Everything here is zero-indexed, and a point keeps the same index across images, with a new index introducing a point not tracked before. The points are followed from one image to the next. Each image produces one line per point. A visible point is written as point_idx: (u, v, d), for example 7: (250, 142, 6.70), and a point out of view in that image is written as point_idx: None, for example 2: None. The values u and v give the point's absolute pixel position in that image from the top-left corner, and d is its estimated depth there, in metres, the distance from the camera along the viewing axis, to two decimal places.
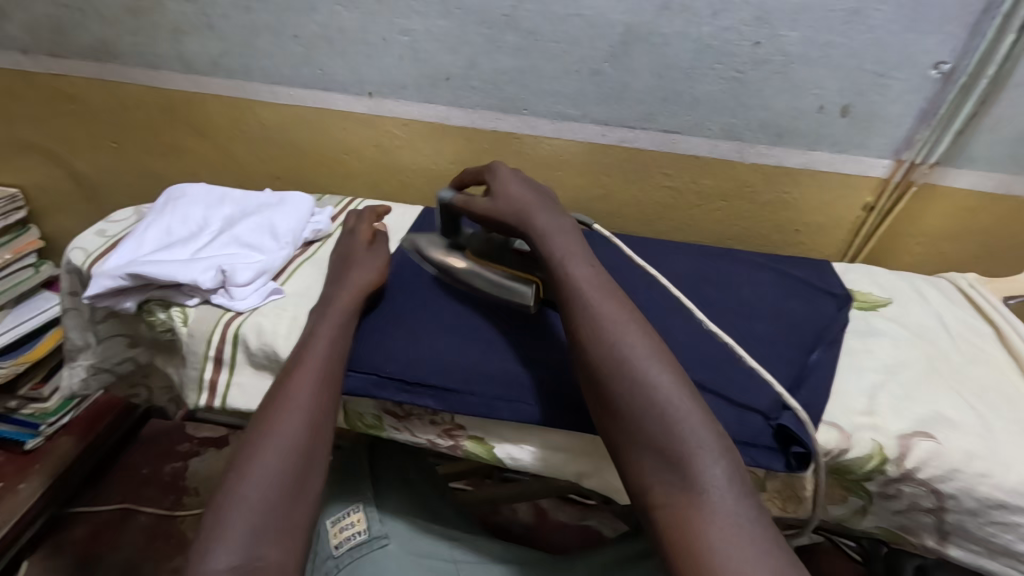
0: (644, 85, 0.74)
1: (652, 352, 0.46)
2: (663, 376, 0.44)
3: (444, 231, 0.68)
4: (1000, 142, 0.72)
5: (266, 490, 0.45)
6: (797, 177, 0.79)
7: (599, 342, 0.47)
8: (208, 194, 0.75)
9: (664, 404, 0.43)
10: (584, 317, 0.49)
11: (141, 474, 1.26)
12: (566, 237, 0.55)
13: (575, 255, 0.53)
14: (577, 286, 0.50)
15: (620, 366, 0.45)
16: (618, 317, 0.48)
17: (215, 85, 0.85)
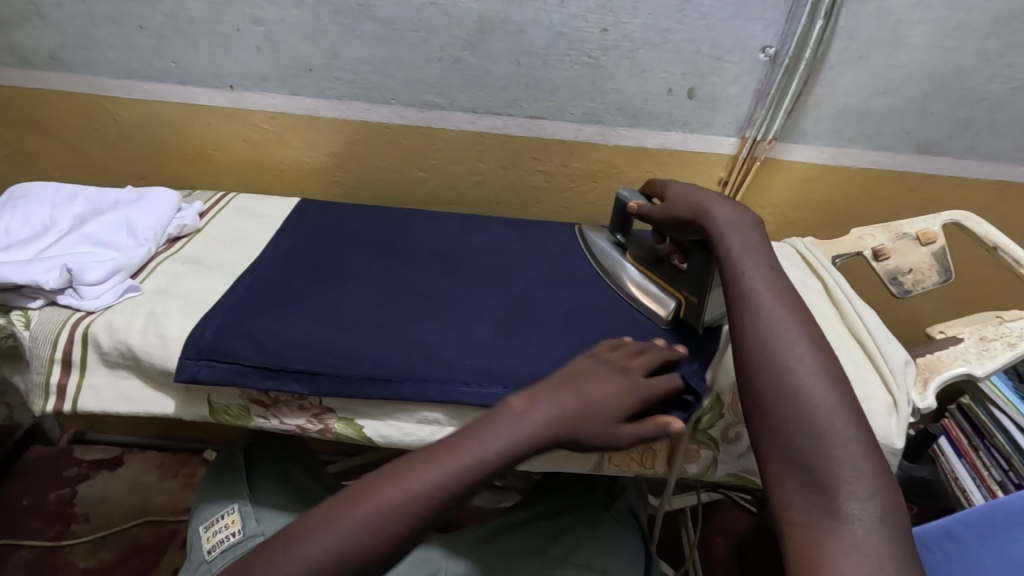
0: (505, 72, 0.77)
1: (821, 369, 0.45)
2: (823, 393, 0.44)
3: (616, 227, 0.74)
4: (824, 118, 0.82)
5: (372, 544, 0.41)
6: (658, 157, 0.85)
7: (758, 339, 0.47)
8: (56, 193, 0.71)
9: (820, 417, 0.43)
10: (750, 315, 0.49)
11: (21, 506, 1.18)
12: (745, 238, 0.55)
13: (753, 257, 0.53)
14: (751, 289, 0.51)
15: (780, 369, 0.45)
16: (782, 321, 0.48)
17: (57, 81, 0.80)
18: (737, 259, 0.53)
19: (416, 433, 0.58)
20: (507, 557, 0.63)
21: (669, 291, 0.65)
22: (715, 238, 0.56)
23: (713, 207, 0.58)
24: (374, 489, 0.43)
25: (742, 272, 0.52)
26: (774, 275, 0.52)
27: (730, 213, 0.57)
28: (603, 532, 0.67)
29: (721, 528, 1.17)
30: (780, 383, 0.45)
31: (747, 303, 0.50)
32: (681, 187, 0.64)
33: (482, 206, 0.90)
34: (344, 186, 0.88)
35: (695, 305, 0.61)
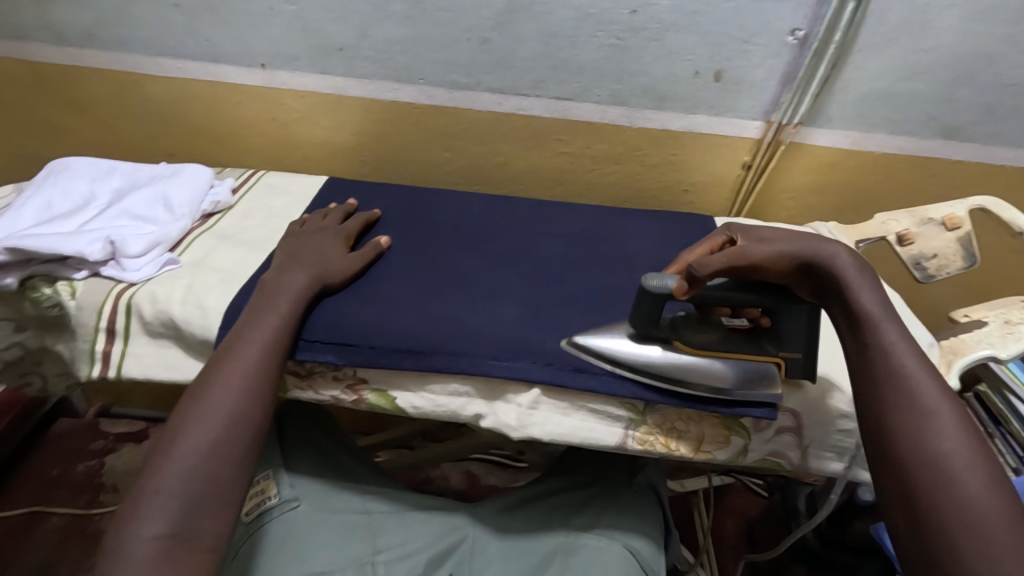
0: (532, 53, 0.77)
1: (987, 481, 0.42)
2: (988, 506, 0.41)
3: (639, 321, 0.56)
4: (850, 102, 0.81)
5: (206, 471, 0.46)
6: (681, 140, 0.85)
7: (914, 438, 0.44)
8: (94, 168, 0.73)
9: (989, 533, 0.40)
10: (900, 405, 0.46)
11: (51, 475, 1.22)
12: (880, 302, 0.50)
13: (903, 340, 0.48)
14: (898, 374, 0.47)
15: (938, 473, 0.43)
16: (940, 417, 0.45)
17: (92, 58, 0.82)
18: (878, 331, 0.49)
19: (447, 405, 0.59)
20: (532, 526, 0.66)
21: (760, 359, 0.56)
22: (843, 301, 0.50)
23: (834, 256, 0.51)
24: (191, 424, 0.48)
25: (884, 350, 0.48)
26: (922, 362, 0.48)
27: (854, 264, 0.51)
28: (625, 502, 0.69)
29: (732, 512, 1.19)
30: (940, 488, 0.42)
31: (891, 391, 0.46)
32: (772, 232, 0.55)
33: (505, 188, 0.91)
34: (369, 165, 0.89)
35: (800, 360, 0.55)
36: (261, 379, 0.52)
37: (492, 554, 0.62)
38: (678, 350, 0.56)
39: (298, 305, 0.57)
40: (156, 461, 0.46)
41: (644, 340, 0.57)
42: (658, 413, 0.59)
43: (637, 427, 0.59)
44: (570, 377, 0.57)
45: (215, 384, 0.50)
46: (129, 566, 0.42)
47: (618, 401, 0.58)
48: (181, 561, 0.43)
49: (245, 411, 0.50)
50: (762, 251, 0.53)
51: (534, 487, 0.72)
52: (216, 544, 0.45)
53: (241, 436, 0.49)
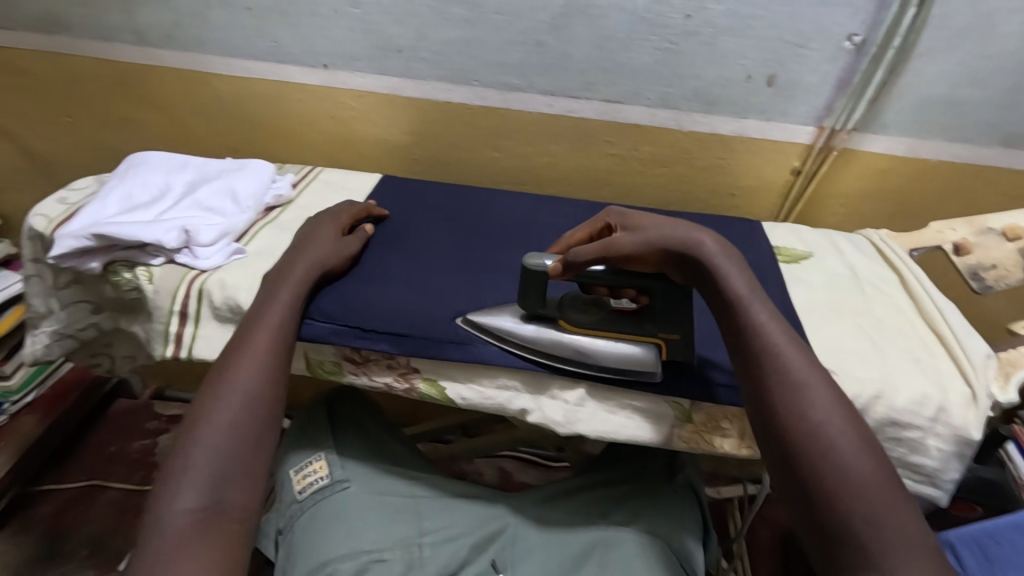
0: (585, 56, 0.79)
1: (858, 441, 0.46)
2: (865, 464, 0.45)
3: (526, 302, 0.60)
4: (907, 108, 0.80)
5: (230, 445, 0.48)
6: (730, 144, 0.85)
7: (794, 410, 0.48)
8: (168, 162, 0.78)
9: (869, 491, 0.43)
10: (774, 379, 0.49)
11: (109, 452, 1.29)
12: (747, 284, 0.55)
13: (770, 319, 0.53)
14: (771, 348, 0.51)
15: (818, 440, 0.46)
16: (813, 386, 0.49)
17: (168, 58, 0.87)
18: (747, 310, 0.53)
19: (496, 398, 0.61)
20: (569, 521, 0.67)
21: (640, 340, 0.59)
22: (714, 283, 0.55)
23: (700, 243, 0.57)
24: (212, 403, 0.50)
25: (755, 328, 0.52)
26: (790, 335, 0.52)
27: (719, 249, 0.57)
28: (664, 500, 0.70)
29: (766, 521, 1.18)
30: (821, 453, 0.45)
31: (768, 365, 0.50)
32: (647, 220, 0.60)
33: (551, 188, 0.92)
34: (420, 163, 0.92)
35: (678, 339, 0.58)
36: (273, 360, 0.54)
37: (533, 544, 0.65)
38: (561, 329, 0.60)
39: (303, 290, 0.59)
40: (183, 441, 0.48)
41: (535, 321, 0.61)
42: (703, 411, 0.59)
43: (683, 424, 0.60)
44: (617, 373, 0.58)
45: (231, 367, 0.52)
46: (166, 538, 0.43)
47: (665, 399, 0.59)
48: (216, 531, 0.44)
49: (260, 390, 0.52)
50: (635, 242, 0.57)
51: (574, 480, 0.74)
52: (246, 515, 0.46)
53: (259, 414, 0.51)
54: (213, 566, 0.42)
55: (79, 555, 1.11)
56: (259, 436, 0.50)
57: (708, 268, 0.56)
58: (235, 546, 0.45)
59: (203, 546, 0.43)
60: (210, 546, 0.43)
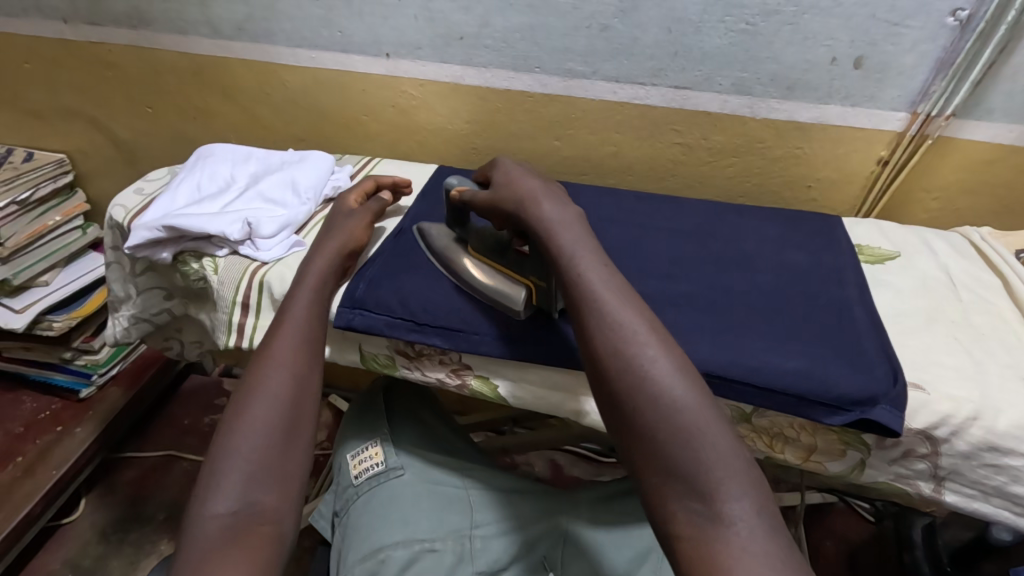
0: (654, 40, 0.75)
1: (674, 368, 0.45)
2: (680, 390, 0.44)
3: (450, 222, 0.66)
4: (1020, 92, 0.71)
5: (263, 445, 0.48)
6: (810, 132, 0.79)
7: (609, 346, 0.46)
8: (234, 153, 0.80)
9: (685, 419, 0.42)
10: (593, 323, 0.47)
11: (183, 425, 1.37)
12: (557, 222, 0.54)
13: (585, 254, 0.51)
14: (588, 291, 0.49)
15: (631, 372, 0.45)
16: (626, 317, 0.47)
17: (237, 49, 0.89)
18: (572, 259, 0.51)
19: (548, 399, 0.60)
20: (627, 519, 0.65)
21: (514, 279, 0.60)
22: (544, 236, 0.53)
23: (537, 202, 0.56)
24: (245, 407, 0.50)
25: (576, 273, 0.50)
26: (607, 271, 0.50)
27: (554, 208, 0.55)
28: None
29: (833, 533, 1.16)
30: (640, 389, 0.44)
31: (586, 306, 0.48)
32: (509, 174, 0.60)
33: (613, 179, 0.88)
34: (479, 153, 0.90)
35: (543, 286, 0.58)
36: (299, 354, 0.55)
37: (586, 544, 0.63)
38: (467, 253, 0.64)
39: (320, 298, 0.60)
40: (213, 447, 0.49)
41: (454, 244, 0.65)
42: (767, 417, 0.57)
43: (740, 425, 0.58)
44: None
45: (255, 369, 0.53)
46: (201, 541, 0.43)
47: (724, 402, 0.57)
48: (251, 531, 0.44)
49: (294, 389, 0.52)
50: (489, 193, 0.60)
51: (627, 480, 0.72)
52: (279, 517, 0.46)
53: (286, 415, 0.51)
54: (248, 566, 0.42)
55: (156, 520, 1.19)
56: (290, 435, 0.50)
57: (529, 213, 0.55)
58: (269, 547, 0.44)
59: (235, 548, 0.43)
60: (240, 545, 0.43)
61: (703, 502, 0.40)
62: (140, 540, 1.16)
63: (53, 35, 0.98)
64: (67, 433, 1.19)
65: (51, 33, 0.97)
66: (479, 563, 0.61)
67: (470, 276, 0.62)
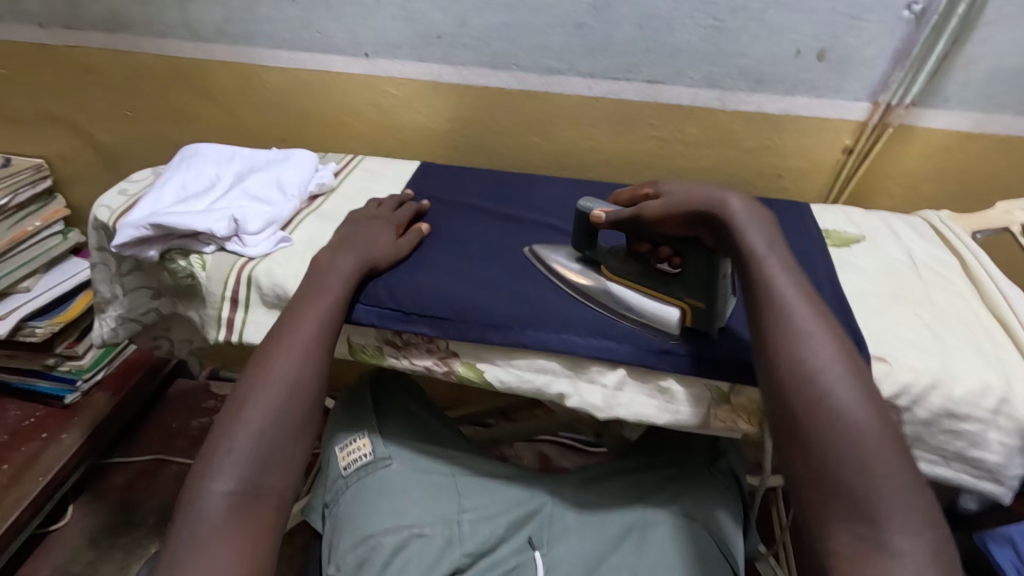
0: (626, 36, 0.77)
1: (860, 394, 0.46)
2: (868, 419, 0.45)
3: (577, 244, 0.66)
4: (974, 81, 0.75)
5: (268, 433, 0.52)
6: (778, 123, 0.82)
7: (795, 365, 0.48)
8: (219, 153, 0.81)
9: (866, 446, 0.44)
10: (783, 332, 0.49)
11: (171, 428, 1.37)
12: (766, 239, 0.54)
13: (779, 265, 0.52)
14: (778, 299, 0.51)
15: (818, 394, 0.46)
16: (817, 342, 0.48)
17: (218, 52, 0.90)
18: (761, 260, 0.52)
19: (533, 380, 0.61)
20: (609, 501, 0.68)
21: (666, 301, 0.60)
22: (734, 236, 0.54)
23: (723, 200, 0.56)
24: (253, 393, 0.54)
25: (764, 280, 0.52)
26: (797, 284, 0.52)
27: (745, 204, 0.56)
28: (704, 484, 0.69)
29: None
30: (818, 405, 0.46)
31: (775, 316, 0.50)
32: (677, 184, 0.60)
33: (591, 173, 0.91)
34: (460, 150, 0.92)
35: (701, 309, 0.58)
36: (314, 347, 0.57)
37: (569, 524, 0.66)
38: (599, 275, 0.64)
39: (347, 291, 0.61)
40: (221, 427, 0.53)
41: (585, 264, 0.65)
42: (745, 395, 0.58)
43: (720, 406, 0.59)
44: (657, 359, 0.58)
45: (271, 356, 0.56)
46: (205, 519, 0.48)
47: (702, 381, 0.58)
48: (250, 516, 0.49)
49: (304, 383, 0.55)
50: (662, 205, 0.58)
51: (608, 464, 0.74)
52: (280, 502, 0.51)
53: (295, 407, 0.54)
54: (246, 547, 0.47)
55: (147, 524, 1.19)
56: (293, 427, 0.54)
57: (727, 226, 0.55)
58: (268, 529, 0.49)
59: (235, 532, 0.47)
60: (242, 530, 0.48)
61: (868, 526, 0.42)
62: (132, 544, 1.16)
63: (30, 40, 0.98)
64: (53, 440, 1.18)
65: (28, 38, 0.98)
66: (468, 545, 0.63)
67: (611, 300, 0.62)
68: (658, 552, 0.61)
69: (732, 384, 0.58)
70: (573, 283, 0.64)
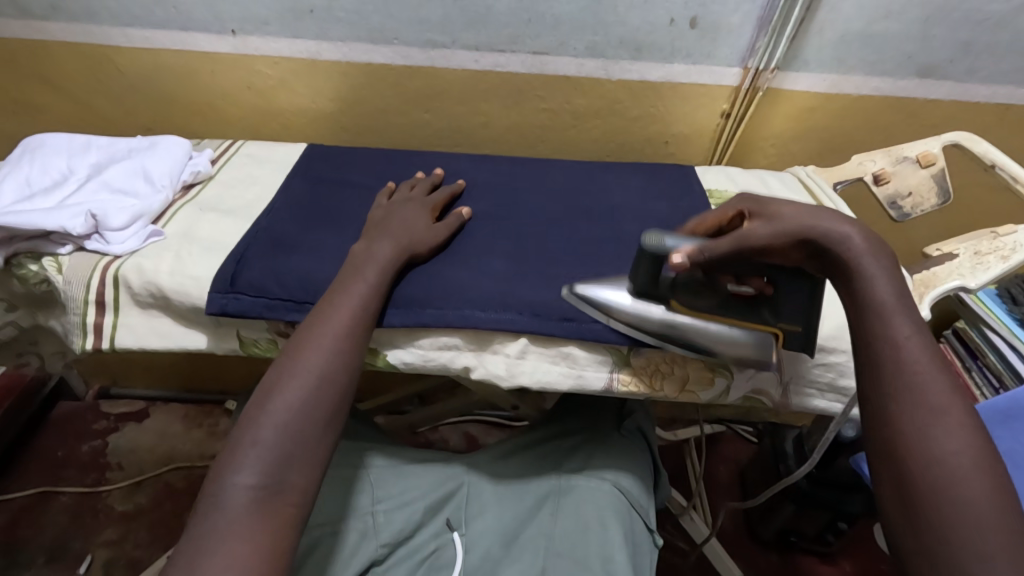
0: (505, 7, 0.77)
1: (981, 466, 0.41)
2: (986, 491, 0.40)
3: (641, 282, 0.57)
4: (827, 45, 0.81)
5: (297, 425, 0.47)
6: (660, 91, 0.85)
7: (911, 423, 0.43)
8: (69, 142, 0.73)
9: (997, 539, 0.38)
10: (902, 385, 0.45)
11: (57, 457, 1.23)
12: (892, 283, 0.48)
13: (904, 313, 0.47)
14: (901, 351, 0.46)
15: (939, 459, 0.41)
16: (948, 423, 0.43)
17: (56, 31, 0.80)
18: (886, 303, 0.48)
19: (437, 359, 0.61)
20: (525, 471, 0.69)
21: (759, 328, 0.57)
22: (853, 274, 0.49)
23: (842, 232, 0.50)
24: (284, 382, 0.49)
25: (885, 325, 0.47)
26: (925, 340, 0.47)
27: (863, 238, 0.50)
28: (613, 446, 0.73)
29: (724, 458, 1.29)
30: (933, 468, 0.41)
31: (896, 369, 0.45)
32: (789, 206, 0.53)
33: (486, 147, 0.91)
34: (349, 131, 0.89)
35: (799, 334, 0.56)
36: (346, 338, 0.53)
37: (487, 499, 0.66)
38: (676, 310, 0.57)
39: (383, 282, 0.57)
40: (251, 409, 0.48)
41: (647, 301, 0.57)
42: (643, 355, 0.61)
43: (622, 369, 0.61)
44: (558, 325, 0.59)
45: (301, 346, 0.52)
46: (224, 512, 0.43)
47: (604, 345, 0.60)
48: (272, 511, 0.44)
49: (335, 372, 0.51)
50: (770, 232, 0.52)
51: (520, 438, 0.76)
52: (302, 502, 0.45)
53: (328, 399, 0.50)
54: (248, 550, 0.41)
55: (36, 564, 1.07)
56: (321, 421, 0.49)
57: (849, 268, 0.49)
58: (284, 533, 0.44)
59: (256, 528, 0.42)
60: (262, 528, 0.43)
61: None
62: None
63: None
64: None
65: None
66: (383, 535, 0.61)
67: (701, 337, 0.57)
68: (574, 518, 0.63)
69: (629, 347, 0.60)
70: (653, 323, 0.57)
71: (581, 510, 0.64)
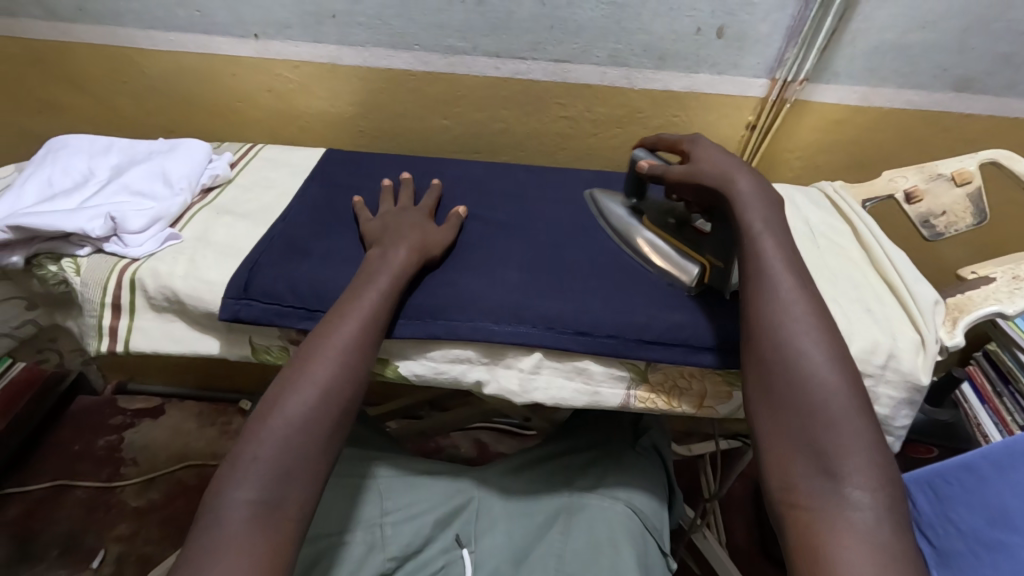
0: (527, 14, 0.76)
1: (830, 360, 0.48)
2: (834, 382, 0.47)
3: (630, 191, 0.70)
4: (859, 56, 0.79)
5: (299, 440, 0.47)
6: (684, 101, 0.83)
7: (773, 333, 0.49)
8: (92, 144, 0.73)
9: (839, 422, 0.45)
10: (765, 299, 0.51)
11: (73, 450, 1.25)
12: (765, 215, 0.55)
13: (771, 237, 0.54)
14: (768, 269, 0.52)
15: (793, 357, 0.48)
16: (801, 329, 0.49)
17: (84, 33, 0.81)
18: (758, 231, 0.54)
19: (449, 372, 0.60)
20: (536, 486, 0.68)
21: (690, 256, 0.63)
22: (735, 210, 0.56)
23: (736, 176, 0.57)
24: (284, 395, 0.49)
25: (756, 249, 0.54)
26: (790, 257, 0.53)
27: (752, 182, 0.57)
28: (627, 464, 0.71)
29: (739, 474, 1.26)
30: (789, 368, 0.48)
31: (761, 286, 0.52)
32: (717, 154, 0.60)
33: (505, 154, 0.90)
34: (368, 136, 0.89)
35: (720, 268, 0.61)
36: (350, 352, 0.52)
37: (497, 514, 0.64)
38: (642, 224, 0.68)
39: (393, 296, 0.56)
40: (252, 421, 0.48)
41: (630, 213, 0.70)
42: (660, 371, 0.59)
43: (639, 385, 0.59)
44: (571, 339, 0.57)
45: (304, 359, 0.51)
46: (224, 529, 0.42)
47: (621, 361, 0.59)
48: (271, 529, 0.43)
49: (340, 385, 0.50)
50: (681, 171, 0.61)
51: (531, 452, 0.74)
52: (301, 519, 0.45)
53: (329, 412, 0.49)
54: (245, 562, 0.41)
55: (50, 556, 1.09)
56: (325, 440, 0.48)
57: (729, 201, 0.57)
58: (281, 551, 0.43)
59: (257, 543, 0.42)
60: (262, 544, 0.42)
61: (828, 476, 0.43)
62: None
63: None
64: None
65: None
66: (390, 549, 0.60)
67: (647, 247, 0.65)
68: (584, 535, 0.62)
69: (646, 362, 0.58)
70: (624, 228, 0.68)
71: (592, 529, 0.62)
